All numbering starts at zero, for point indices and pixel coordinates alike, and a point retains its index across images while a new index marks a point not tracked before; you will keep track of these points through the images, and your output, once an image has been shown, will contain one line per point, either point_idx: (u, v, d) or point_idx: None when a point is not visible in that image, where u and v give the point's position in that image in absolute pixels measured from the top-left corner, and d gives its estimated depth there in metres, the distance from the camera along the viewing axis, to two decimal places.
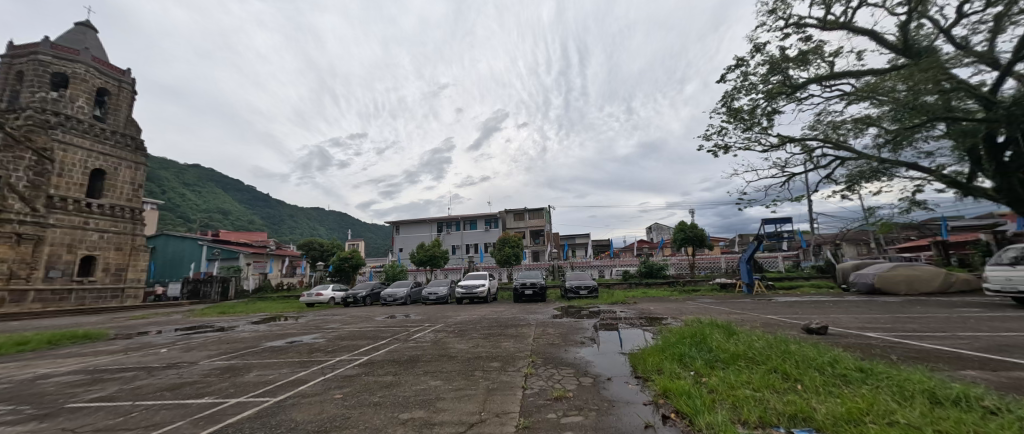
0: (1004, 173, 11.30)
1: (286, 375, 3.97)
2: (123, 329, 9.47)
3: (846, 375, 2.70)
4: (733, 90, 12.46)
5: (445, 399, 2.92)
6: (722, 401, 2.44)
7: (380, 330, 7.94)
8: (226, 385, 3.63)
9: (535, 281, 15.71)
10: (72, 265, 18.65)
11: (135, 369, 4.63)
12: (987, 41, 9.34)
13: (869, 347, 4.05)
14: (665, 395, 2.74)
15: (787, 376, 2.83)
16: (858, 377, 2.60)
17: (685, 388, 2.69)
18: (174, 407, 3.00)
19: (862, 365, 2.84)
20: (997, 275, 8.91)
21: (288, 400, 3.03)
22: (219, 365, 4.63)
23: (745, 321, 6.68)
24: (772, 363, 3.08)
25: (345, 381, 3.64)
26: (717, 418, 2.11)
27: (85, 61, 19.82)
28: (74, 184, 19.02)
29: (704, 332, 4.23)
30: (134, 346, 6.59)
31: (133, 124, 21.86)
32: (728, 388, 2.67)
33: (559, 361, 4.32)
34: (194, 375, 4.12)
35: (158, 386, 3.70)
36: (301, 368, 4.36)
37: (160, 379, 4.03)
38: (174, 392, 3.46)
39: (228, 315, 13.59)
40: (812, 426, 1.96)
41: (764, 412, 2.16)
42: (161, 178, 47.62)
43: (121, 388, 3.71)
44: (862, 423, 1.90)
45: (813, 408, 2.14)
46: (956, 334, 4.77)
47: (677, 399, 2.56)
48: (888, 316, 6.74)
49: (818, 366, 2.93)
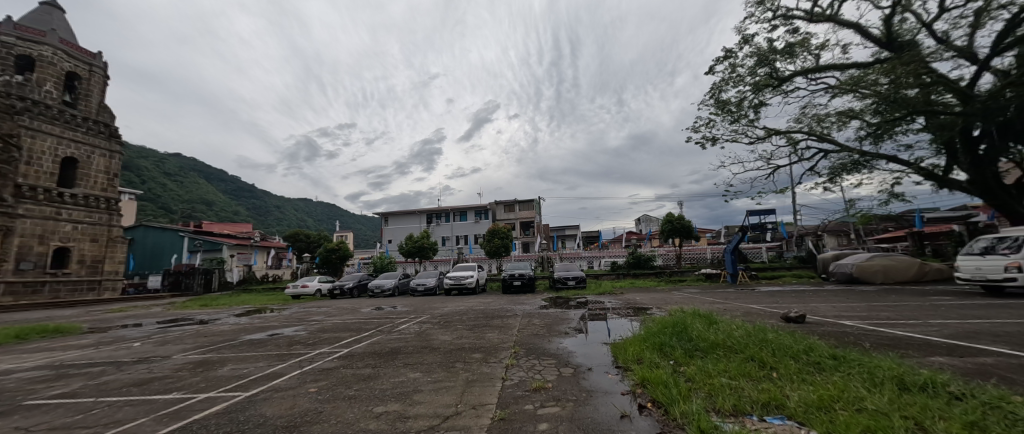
0: (977, 165, 11.64)
1: (261, 370, 3.89)
2: (98, 323, 9.21)
3: (819, 363, 2.74)
4: (721, 82, 12.50)
5: (423, 392, 2.90)
6: (698, 389, 2.46)
7: (364, 322, 7.87)
8: (197, 380, 3.55)
9: (524, 272, 15.80)
10: (44, 256, 18.01)
11: (104, 365, 4.48)
12: (967, 36, 9.48)
13: (842, 335, 4.15)
14: (643, 385, 2.75)
15: (763, 364, 2.87)
16: (831, 365, 2.64)
17: (662, 377, 2.70)
18: (140, 403, 2.92)
19: (836, 353, 2.89)
20: (968, 264, 9.22)
21: (260, 394, 2.96)
22: (193, 359, 4.51)
23: (728, 310, 6.83)
24: (750, 351, 3.12)
25: (322, 374, 3.58)
26: (691, 407, 2.12)
27: (52, 43, 18.92)
28: (44, 173, 18.28)
29: (685, 322, 4.24)
30: (107, 340, 6.39)
31: (106, 110, 20.98)
32: (705, 376, 2.70)
33: (542, 351, 4.34)
34: (165, 370, 4.02)
35: (125, 381, 3.61)
36: (278, 361, 4.28)
37: (128, 374, 3.91)
38: (142, 388, 3.36)
39: (209, 308, 13.33)
40: (783, 413, 1.99)
41: (739, 400, 2.18)
42: (141, 167, 45.98)
43: (86, 384, 3.59)
44: (831, 410, 1.93)
45: (785, 396, 2.17)
46: (927, 322, 4.93)
47: (654, 388, 2.58)
48: (864, 304, 6.99)
49: (794, 354, 2.98)
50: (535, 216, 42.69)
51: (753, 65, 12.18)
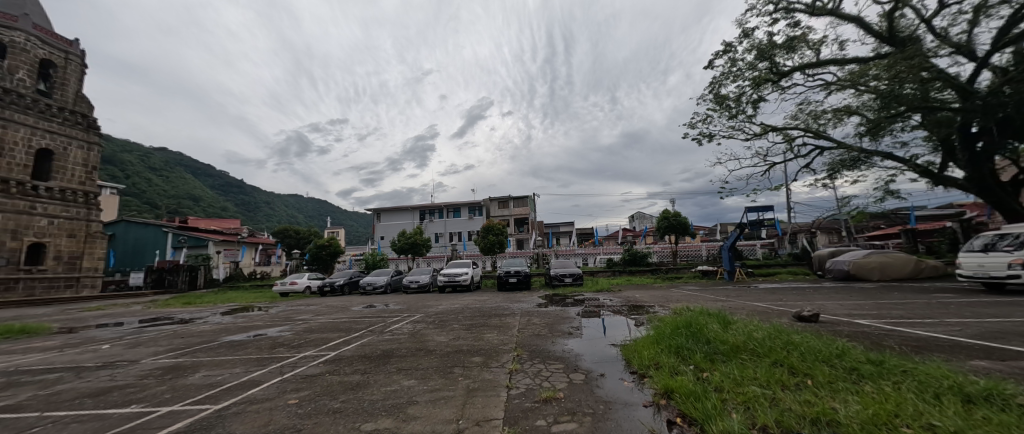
0: (975, 162, 11.68)
1: (237, 376, 3.60)
2: (69, 322, 8.77)
3: (857, 368, 2.56)
4: (721, 76, 12.35)
5: (419, 404, 2.66)
6: (731, 400, 2.28)
7: (354, 321, 7.59)
8: (162, 390, 3.25)
9: (520, 269, 15.59)
10: (18, 252, 17.29)
11: (64, 370, 4.15)
12: (968, 31, 9.44)
13: (863, 335, 4.03)
14: (668, 396, 2.54)
15: (794, 371, 2.68)
16: (873, 372, 2.45)
17: (689, 387, 2.50)
18: (90, 419, 2.62)
19: (873, 357, 2.72)
20: (970, 261, 9.23)
21: (232, 408, 2.69)
22: (163, 364, 4.21)
23: (734, 309, 6.70)
24: (776, 356, 2.95)
25: (304, 382, 3.31)
26: (731, 424, 1.92)
27: (25, 29, 18.11)
28: (17, 165, 17.52)
29: (698, 322, 4.06)
30: (75, 342, 6.03)
31: (84, 100, 20.19)
32: (734, 384, 2.52)
33: (547, 354, 4.11)
34: (129, 377, 3.71)
35: (80, 392, 3.28)
36: (257, 367, 3.98)
37: (87, 382, 3.59)
38: (98, 399, 3.06)
39: (192, 306, 12.87)
40: (838, 432, 1.78)
41: (782, 415, 1.99)
42: (125, 161, 44.68)
43: (35, 394, 3.28)
44: (893, 427, 1.74)
45: (834, 409, 1.98)
46: (945, 321, 4.80)
47: (681, 400, 2.39)
48: (871, 302, 6.89)
49: (825, 358, 2.82)
50: (529, 213, 42.56)
51: (753, 59, 12.04)
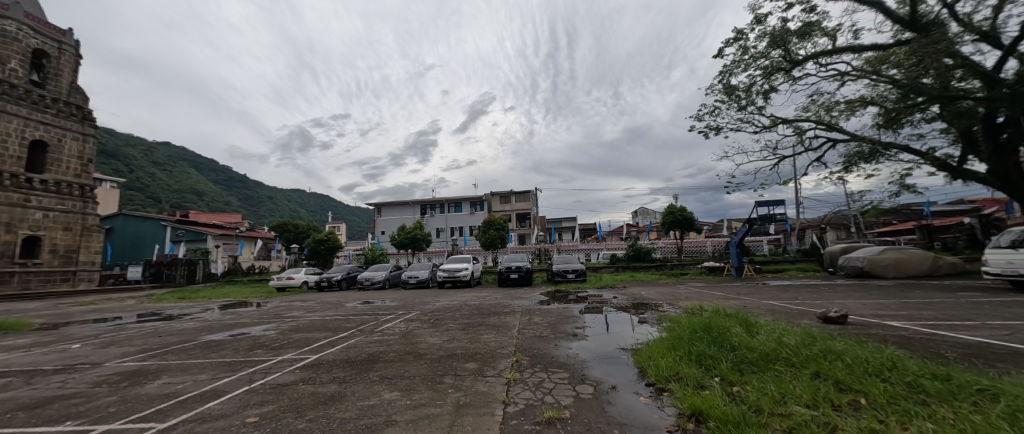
0: (999, 155, 11.24)
1: (199, 385, 3.34)
2: (56, 318, 8.60)
3: (919, 385, 2.28)
4: (731, 65, 11.90)
5: (397, 425, 2.38)
6: (774, 424, 2.02)
7: (345, 319, 7.36)
8: (109, 401, 2.99)
9: (521, 265, 15.32)
10: (13, 246, 17.23)
11: (18, 374, 3.92)
12: (994, 17, 9.00)
13: (905, 342, 3.70)
14: (695, 418, 2.26)
15: (843, 387, 2.39)
16: (941, 390, 2.16)
17: (722, 408, 2.21)
18: None
19: (936, 371, 2.42)
20: (998, 258, 8.87)
21: (178, 427, 2.43)
22: (125, 369, 3.96)
23: (749, 308, 6.40)
24: (818, 367, 2.66)
25: (269, 394, 3.05)
26: None
27: (17, 18, 17.80)
28: (11, 156, 17.33)
29: (719, 326, 3.76)
30: (49, 340, 5.82)
31: (78, 90, 20.00)
32: (773, 403, 2.25)
33: (550, 360, 3.82)
34: (81, 385, 3.44)
35: (18, 403, 3.02)
36: (225, 373, 3.71)
37: (36, 390, 3.35)
38: (31, 414, 2.79)
39: (187, 301, 12.74)
40: None
41: None
42: (128, 156, 44.69)
43: None
44: None
45: None
46: (986, 323, 4.47)
47: (714, 425, 2.10)
48: (894, 301, 6.56)
49: (875, 371, 2.53)
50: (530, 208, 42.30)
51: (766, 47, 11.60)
